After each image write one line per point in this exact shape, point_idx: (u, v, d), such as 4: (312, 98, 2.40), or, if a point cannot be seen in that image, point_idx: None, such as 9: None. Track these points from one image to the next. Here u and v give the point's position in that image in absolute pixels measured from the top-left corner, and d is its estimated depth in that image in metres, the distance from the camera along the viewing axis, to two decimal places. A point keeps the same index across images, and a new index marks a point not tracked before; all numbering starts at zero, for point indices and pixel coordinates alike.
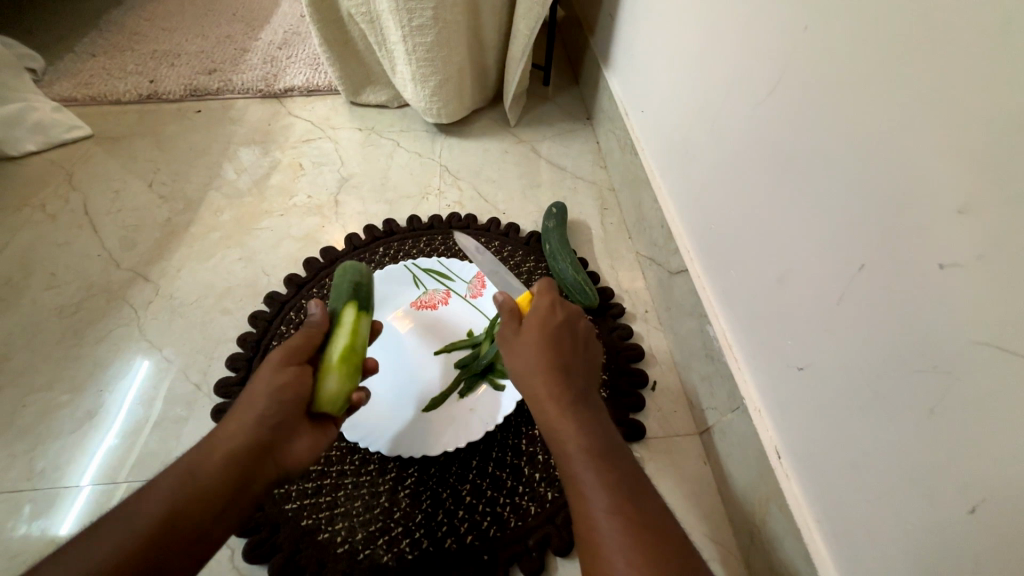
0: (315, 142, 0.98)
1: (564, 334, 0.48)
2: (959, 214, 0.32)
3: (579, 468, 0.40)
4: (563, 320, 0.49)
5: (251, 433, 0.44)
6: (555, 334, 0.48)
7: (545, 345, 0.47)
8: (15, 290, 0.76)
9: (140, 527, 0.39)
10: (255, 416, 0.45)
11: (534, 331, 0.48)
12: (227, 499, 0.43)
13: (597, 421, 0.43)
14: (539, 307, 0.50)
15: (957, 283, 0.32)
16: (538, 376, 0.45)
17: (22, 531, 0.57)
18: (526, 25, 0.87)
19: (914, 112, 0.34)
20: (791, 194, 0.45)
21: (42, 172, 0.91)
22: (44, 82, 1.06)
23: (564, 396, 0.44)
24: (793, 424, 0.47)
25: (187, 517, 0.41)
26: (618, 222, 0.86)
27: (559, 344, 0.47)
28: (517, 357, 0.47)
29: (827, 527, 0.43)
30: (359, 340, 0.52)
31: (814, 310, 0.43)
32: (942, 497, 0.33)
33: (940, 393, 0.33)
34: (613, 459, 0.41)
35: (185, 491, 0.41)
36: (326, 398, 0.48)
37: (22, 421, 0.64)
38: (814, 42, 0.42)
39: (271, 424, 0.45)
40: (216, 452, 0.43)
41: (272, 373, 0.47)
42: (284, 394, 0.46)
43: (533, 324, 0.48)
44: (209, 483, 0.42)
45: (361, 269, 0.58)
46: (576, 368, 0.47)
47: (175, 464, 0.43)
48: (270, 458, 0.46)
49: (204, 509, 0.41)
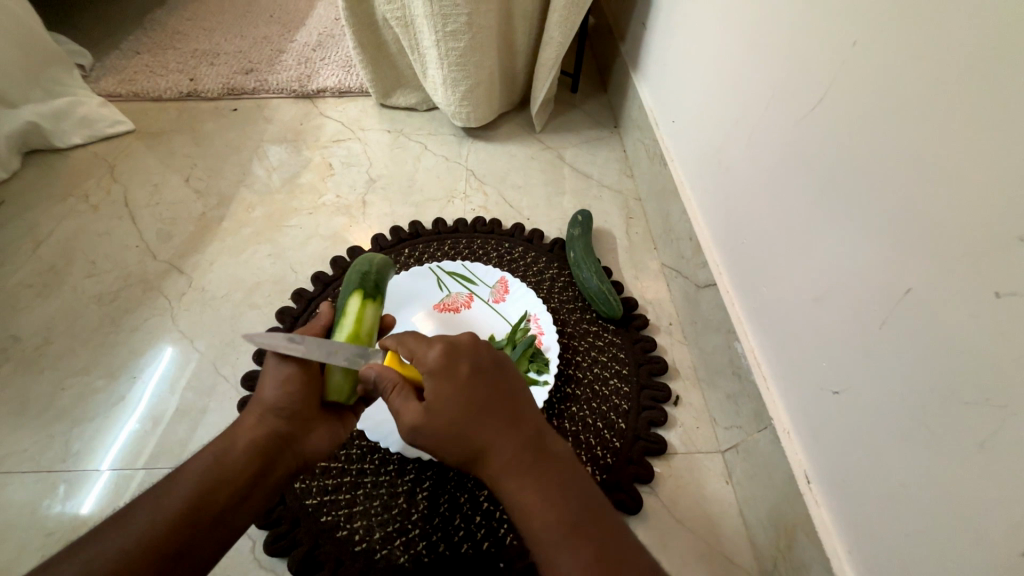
0: (345, 143, 1.00)
1: (479, 390, 0.42)
2: (1022, 242, 0.31)
3: (555, 548, 0.37)
4: (467, 374, 0.43)
5: (268, 423, 0.46)
6: (467, 394, 0.42)
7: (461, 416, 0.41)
8: (58, 276, 0.79)
9: (169, 509, 0.41)
10: (272, 408, 0.47)
11: (443, 403, 0.42)
12: (250, 484, 0.44)
13: (552, 485, 0.39)
14: (433, 371, 0.43)
15: (1014, 311, 0.31)
16: (475, 456, 0.40)
17: (57, 510, 0.59)
18: (559, 32, 0.87)
19: (974, 132, 0.33)
20: (831, 213, 0.44)
21: (87, 164, 0.95)
22: (91, 77, 1.11)
23: (511, 471, 0.39)
24: (825, 449, 0.46)
25: (214, 500, 0.42)
26: (643, 232, 0.85)
27: (478, 405, 0.41)
28: (440, 443, 0.41)
29: (860, 558, 0.42)
30: (364, 327, 0.52)
31: (853, 333, 0.42)
32: (989, 536, 0.32)
33: (993, 427, 0.32)
34: (588, 518, 0.38)
35: (211, 476, 0.43)
36: (335, 385, 0.48)
37: (59, 404, 0.67)
38: (865, 57, 0.41)
39: (287, 416, 0.47)
40: (239, 440, 0.45)
41: (277, 365, 0.48)
42: (289, 387, 0.47)
43: (436, 395, 0.42)
44: (234, 468, 0.44)
45: (373, 259, 0.56)
46: (510, 429, 0.41)
47: (201, 452, 0.45)
48: (289, 449, 0.47)
49: (230, 492, 0.43)
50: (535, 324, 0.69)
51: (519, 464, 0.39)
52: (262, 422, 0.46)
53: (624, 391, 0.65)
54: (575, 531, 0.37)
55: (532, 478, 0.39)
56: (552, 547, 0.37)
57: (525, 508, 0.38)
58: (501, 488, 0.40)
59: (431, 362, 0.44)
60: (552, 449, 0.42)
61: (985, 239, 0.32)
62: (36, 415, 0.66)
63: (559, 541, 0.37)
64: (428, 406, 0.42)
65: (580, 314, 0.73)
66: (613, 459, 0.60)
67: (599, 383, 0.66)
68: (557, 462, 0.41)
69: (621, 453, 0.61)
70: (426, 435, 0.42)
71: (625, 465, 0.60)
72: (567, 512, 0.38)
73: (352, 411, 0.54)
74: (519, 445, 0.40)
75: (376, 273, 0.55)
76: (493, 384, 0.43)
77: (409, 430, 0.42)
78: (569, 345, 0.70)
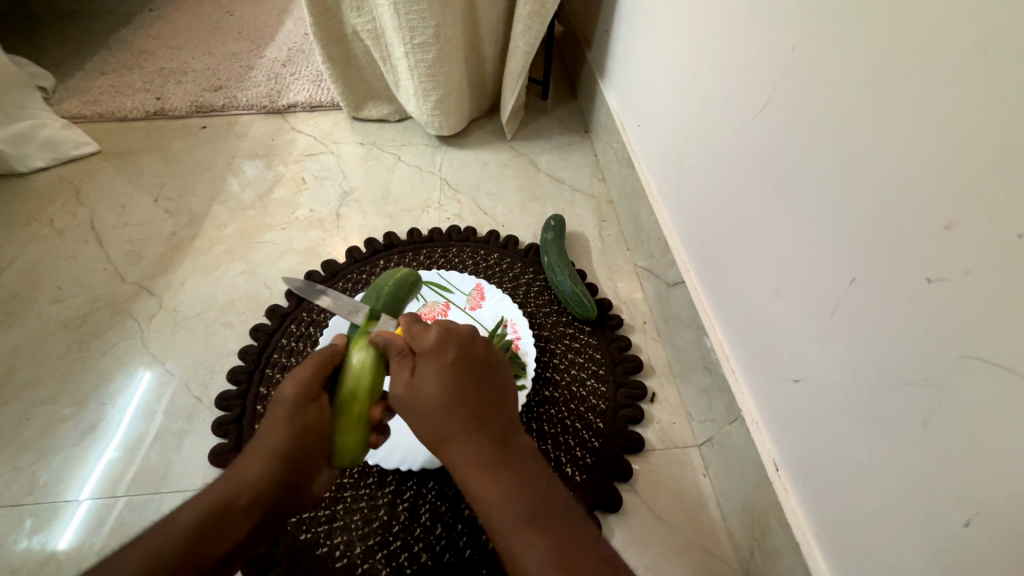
0: (317, 157, 1.00)
1: (462, 377, 0.43)
2: (947, 230, 0.32)
3: (506, 533, 0.38)
4: (455, 361, 0.43)
5: (272, 478, 0.44)
6: (451, 380, 0.42)
7: (442, 402, 0.41)
8: (22, 303, 0.77)
9: (161, 559, 0.39)
10: (276, 462, 0.44)
11: (426, 385, 0.42)
12: (244, 537, 0.44)
13: (515, 479, 0.40)
14: (427, 351, 0.44)
15: (946, 297, 0.33)
16: (443, 439, 0.41)
17: (24, 545, 0.57)
18: (524, 42, 0.89)
19: (900, 130, 0.35)
20: (785, 211, 0.46)
21: (51, 188, 0.93)
22: (54, 99, 1.09)
23: (474, 460, 0.40)
24: (789, 436, 0.47)
25: (206, 558, 0.41)
26: (616, 234, 0.87)
27: (457, 392, 0.42)
28: (416, 421, 0.42)
29: (826, 540, 0.43)
30: (364, 385, 0.48)
31: (809, 322, 0.44)
32: (935, 511, 0.34)
33: (934, 406, 0.34)
34: (545, 518, 0.39)
35: (208, 523, 0.42)
36: (338, 451, 0.48)
37: (25, 434, 0.65)
38: (807, 61, 0.42)
39: (295, 464, 0.45)
40: (239, 497, 0.43)
41: (294, 410, 0.45)
42: (302, 435, 0.45)
43: (424, 373, 0.43)
44: (234, 522, 0.43)
45: (379, 294, 0.55)
46: (484, 422, 0.42)
47: (197, 498, 0.43)
48: (286, 501, 0.46)
49: (223, 548, 0.42)
50: (512, 328, 0.69)
51: (487, 451, 0.41)
52: (264, 473, 0.44)
53: (601, 391, 0.66)
54: (530, 525, 0.38)
55: (495, 472, 0.40)
56: (506, 537, 0.38)
57: (483, 497, 0.40)
58: (465, 475, 0.41)
59: (427, 342, 0.44)
60: (522, 447, 0.43)
61: (914, 229, 0.34)
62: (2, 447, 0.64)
63: (514, 532, 0.38)
64: (415, 381, 0.43)
65: (556, 317, 0.74)
66: (592, 459, 0.61)
67: (576, 385, 0.67)
68: (526, 462, 0.42)
69: (600, 453, 0.61)
70: (405, 408, 0.43)
71: (603, 464, 0.60)
72: (529, 511, 0.39)
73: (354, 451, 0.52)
74: (494, 438, 0.41)
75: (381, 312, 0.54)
76: (478, 377, 0.44)
77: (393, 399, 0.44)
78: (546, 347, 0.71)
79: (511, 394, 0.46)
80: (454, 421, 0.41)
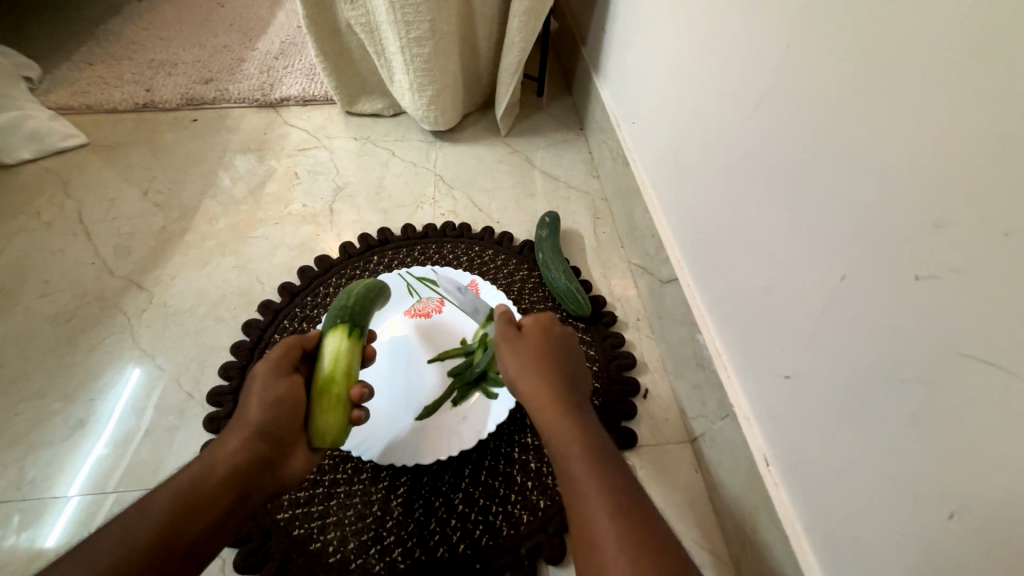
0: (311, 151, 0.99)
1: (560, 346, 0.52)
2: (935, 228, 0.33)
3: (573, 462, 0.43)
4: (558, 332, 0.54)
5: (254, 446, 0.46)
6: (551, 344, 0.52)
7: (544, 356, 0.50)
8: (8, 298, 0.76)
9: (138, 541, 0.39)
10: (258, 430, 0.46)
11: (533, 340, 0.52)
12: (226, 512, 0.43)
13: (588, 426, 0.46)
14: (537, 323, 0.54)
15: (935, 295, 0.33)
16: (536, 382, 0.48)
17: (11, 541, 0.56)
18: (520, 38, 0.89)
19: (889, 131, 0.35)
20: (777, 209, 0.47)
21: (38, 180, 0.91)
22: (40, 90, 1.07)
23: (558, 399, 0.47)
24: (780, 431, 0.48)
25: (186, 531, 0.41)
26: (610, 231, 0.87)
27: (555, 355, 0.51)
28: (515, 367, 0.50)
29: (815, 534, 0.44)
30: (340, 369, 0.50)
31: (800, 319, 0.44)
32: (923, 505, 0.34)
33: (921, 402, 0.34)
34: (607, 456, 0.44)
35: (183, 505, 0.42)
36: (317, 434, 0.49)
37: (11, 431, 0.64)
38: (801, 61, 0.43)
39: (270, 438, 0.47)
40: (218, 466, 0.44)
41: (267, 386, 0.48)
42: (278, 409, 0.48)
43: (532, 335, 0.52)
44: (213, 495, 0.43)
45: (351, 291, 0.57)
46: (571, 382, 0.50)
47: (170, 480, 0.43)
48: (268, 474, 0.46)
49: (203, 523, 0.42)
50: None
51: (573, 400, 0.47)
52: (246, 445, 0.46)
53: (594, 387, 0.67)
54: (594, 458, 0.43)
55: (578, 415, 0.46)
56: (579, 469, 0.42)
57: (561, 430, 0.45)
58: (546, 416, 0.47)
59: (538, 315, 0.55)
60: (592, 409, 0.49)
61: (904, 228, 0.35)
62: None
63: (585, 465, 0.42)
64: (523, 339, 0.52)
65: (551, 314, 0.74)
66: None
67: None
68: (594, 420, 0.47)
69: None
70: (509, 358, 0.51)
71: None
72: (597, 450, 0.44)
73: None
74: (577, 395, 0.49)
75: (354, 304, 0.55)
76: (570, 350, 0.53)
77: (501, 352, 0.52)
78: None
79: (589, 377, 0.55)
80: (552, 371, 0.49)
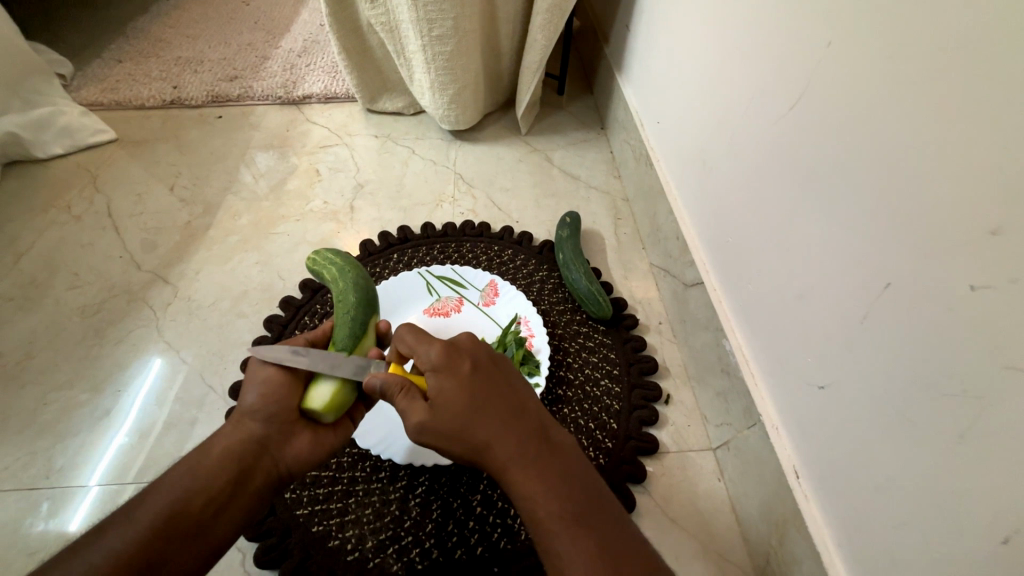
0: (332, 149, 1.00)
1: (480, 387, 0.43)
2: (993, 235, 0.31)
3: (552, 535, 0.37)
4: (474, 370, 0.44)
5: (247, 428, 0.47)
6: (472, 387, 0.43)
7: (472, 419, 0.41)
8: (39, 289, 0.78)
9: (143, 523, 0.40)
10: (249, 413, 0.47)
11: (449, 399, 0.42)
12: (226, 494, 0.44)
13: (556, 475, 0.39)
14: (437, 367, 0.44)
15: (989, 304, 0.31)
16: (480, 451, 0.41)
17: (40, 528, 0.57)
18: (543, 36, 0.88)
19: (941, 132, 0.34)
20: (812, 213, 0.45)
21: (68, 175, 0.93)
22: (72, 86, 1.09)
23: (515, 459, 0.40)
24: (812, 444, 0.46)
25: (187, 511, 0.42)
26: (631, 232, 0.86)
27: (483, 405, 0.42)
28: (445, 443, 0.42)
29: (848, 550, 0.42)
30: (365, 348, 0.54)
31: (838, 327, 0.43)
32: (969, 527, 0.32)
33: (971, 419, 0.32)
34: (584, 505, 0.39)
35: (184, 490, 0.43)
36: (321, 400, 0.47)
37: (41, 420, 0.65)
38: (842, 59, 0.41)
39: (264, 419, 0.47)
40: (213, 449, 0.45)
41: (259, 371, 0.49)
42: (268, 393, 0.48)
43: (449, 388, 0.43)
44: (209, 479, 0.44)
45: (364, 273, 0.59)
46: (516, 424, 0.42)
47: (176, 467, 0.44)
48: (267, 457, 0.47)
49: (203, 503, 0.43)
50: (526, 326, 0.69)
51: (524, 451, 0.40)
52: (239, 429, 0.47)
53: (615, 391, 0.66)
54: (565, 516, 0.38)
55: (540, 467, 0.39)
56: (552, 533, 0.37)
57: (523, 503, 0.39)
58: (505, 480, 0.40)
59: (441, 355, 0.45)
60: (560, 439, 0.42)
61: (959, 234, 0.33)
62: (19, 430, 0.64)
63: (560, 528, 0.37)
64: (436, 403, 0.42)
65: (570, 316, 0.73)
66: (606, 460, 0.60)
67: (590, 385, 0.66)
68: (565, 454, 0.41)
69: (613, 454, 0.60)
70: (431, 432, 0.42)
71: (617, 464, 0.60)
72: (572, 506, 0.38)
73: (348, 420, 0.53)
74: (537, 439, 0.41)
75: (371, 287, 0.58)
76: (500, 382, 0.44)
77: (416, 429, 0.43)
78: (560, 346, 0.70)
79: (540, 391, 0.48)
80: (484, 436, 0.41)
